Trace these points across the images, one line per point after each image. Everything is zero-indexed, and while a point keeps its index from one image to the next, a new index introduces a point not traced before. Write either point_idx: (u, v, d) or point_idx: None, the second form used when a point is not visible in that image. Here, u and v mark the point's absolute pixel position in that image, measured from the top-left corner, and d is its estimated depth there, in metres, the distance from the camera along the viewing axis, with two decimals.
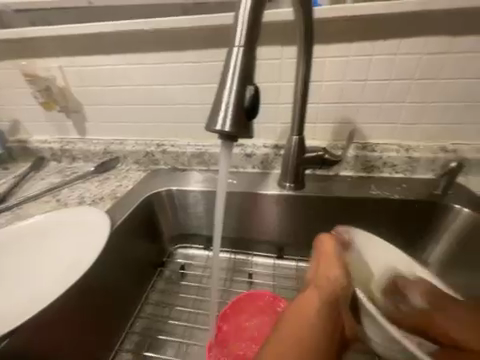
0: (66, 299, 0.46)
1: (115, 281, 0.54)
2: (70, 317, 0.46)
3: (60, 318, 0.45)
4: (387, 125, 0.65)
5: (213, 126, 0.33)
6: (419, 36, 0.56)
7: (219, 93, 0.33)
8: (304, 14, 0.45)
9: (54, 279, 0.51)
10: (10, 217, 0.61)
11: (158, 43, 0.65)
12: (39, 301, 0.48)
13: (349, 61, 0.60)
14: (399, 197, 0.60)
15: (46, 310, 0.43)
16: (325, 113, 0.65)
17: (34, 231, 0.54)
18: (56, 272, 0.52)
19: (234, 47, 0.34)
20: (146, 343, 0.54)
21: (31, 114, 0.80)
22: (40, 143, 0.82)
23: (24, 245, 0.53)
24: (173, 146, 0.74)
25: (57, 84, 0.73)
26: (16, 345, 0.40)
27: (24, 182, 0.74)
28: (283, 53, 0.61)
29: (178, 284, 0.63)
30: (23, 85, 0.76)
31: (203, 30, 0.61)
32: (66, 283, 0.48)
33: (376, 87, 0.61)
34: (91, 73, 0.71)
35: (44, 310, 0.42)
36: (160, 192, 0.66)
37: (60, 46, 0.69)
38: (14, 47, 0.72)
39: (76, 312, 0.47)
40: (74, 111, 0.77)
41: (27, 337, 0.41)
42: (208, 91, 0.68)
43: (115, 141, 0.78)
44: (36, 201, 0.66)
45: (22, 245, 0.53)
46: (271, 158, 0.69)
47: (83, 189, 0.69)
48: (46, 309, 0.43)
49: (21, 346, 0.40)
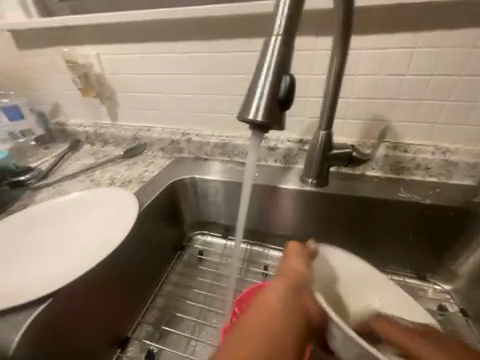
0: (98, 270, 0.48)
1: (140, 258, 0.58)
2: (103, 287, 0.50)
3: (95, 286, 0.48)
4: (424, 125, 0.60)
5: (246, 116, 0.33)
6: (473, 26, 0.50)
7: (254, 83, 0.33)
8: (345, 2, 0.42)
9: (84, 252, 0.54)
10: (51, 192, 0.67)
11: (190, 32, 0.65)
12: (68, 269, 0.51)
13: (388, 53, 0.56)
14: (431, 202, 0.57)
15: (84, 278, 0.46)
16: (356, 109, 0.62)
17: (71, 208, 0.60)
18: (87, 245, 0.55)
19: (271, 37, 0.33)
20: (165, 318, 0.57)
21: (70, 99, 0.86)
22: (77, 126, 0.88)
23: (61, 219, 0.59)
24: (197, 135, 0.76)
25: (95, 70, 0.77)
26: (57, 307, 0.42)
27: (63, 161, 0.81)
28: (316, 44, 0.58)
29: (195, 268, 0.66)
30: (64, 71, 0.82)
31: (235, 20, 0.61)
32: (96, 254, 0.51)
33: (415, 83, 0.57)
34: (125, 61, 0.74)
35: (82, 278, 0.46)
36: (183, 179, 0.69)
37: (99, 34, 0.73)
38: (58, 35, 0.77)
39: (107, 283, 0.50)
40: (108, 97, 0.81)
41: (66, 300, 0.44)
42: (236, 82, 0.68)
43: (144, 128, 0.82)
44: (72, 180, 0.71)
45: (59, 219, 0.59)
46: (294, 153, 0.68)
47: (114, 172, 0.73)
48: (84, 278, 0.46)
49: (57, 309, 0.42)
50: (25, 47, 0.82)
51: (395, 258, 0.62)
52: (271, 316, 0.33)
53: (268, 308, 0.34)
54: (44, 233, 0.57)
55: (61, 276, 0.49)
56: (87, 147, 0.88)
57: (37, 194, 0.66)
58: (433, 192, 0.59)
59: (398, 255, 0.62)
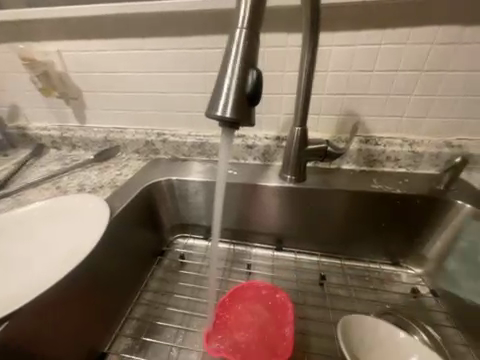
0: (67, 281, 0.45)
1: (115, 268, 0.55)
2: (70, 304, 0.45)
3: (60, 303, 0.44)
4: (392, 118, 0.63)
5: (214, 112, 0.32)
6: (431, 24, 0.53)
7: (221, 77, 0.32)
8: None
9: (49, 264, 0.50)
10: (11, 203, 0.61)
11: (159, 28, 0.63)
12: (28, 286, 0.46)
13: (356, 50, 0.58)
14: (401, 192, 0.60)
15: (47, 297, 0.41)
16: (330, 105, 0.64)
17: (34, 217, 0.54)
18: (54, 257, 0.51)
19: (236, 29, 0.32)
20: (145, 328, 0.54)
21: (30, 100, 0.79)
22: (40, 130, 0.81)
23: (22, 230, 0.53)
24: (173, 135, 0.74)
25: (57, 69, 0.71)
26: (14, 333, 0.37)
27: (25, 168, 0.74)
28: (288, 41, 0.59)
29: (177, 273, 0.64)
30: (21, 70, 0.75)
31: (206, 15, 0.59)
32: (65, 266, 0.47)
33: (382, 78, 0.60)
34: (91, 58, 0.69)
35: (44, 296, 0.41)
36: (160, 181, 0.66)
37: (59, 30, 0.67)
38: (10, 30, 0.70)
39: (75, 298, 0.46)
40: (73, 98, 0.76)
41: (25, 323, 0.39)
42: (210, 79, 0.66)
43: (116, 130, 0.77)
44: (35, 188, 0.65)
45: (20, 230, 0.53)
46: (272, 150, 0.69)
47: (83, 177, 0.68)
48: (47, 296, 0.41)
49: (15, 333, 0.37)
50: None
51: (372, 247, 0.65)
52: None
53: None
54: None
55: (22, 295, 0.44)
56: (53, 152, 0.81)
57: None
58: (403, 182, 0.62)
59: (374, 244, 0.65)
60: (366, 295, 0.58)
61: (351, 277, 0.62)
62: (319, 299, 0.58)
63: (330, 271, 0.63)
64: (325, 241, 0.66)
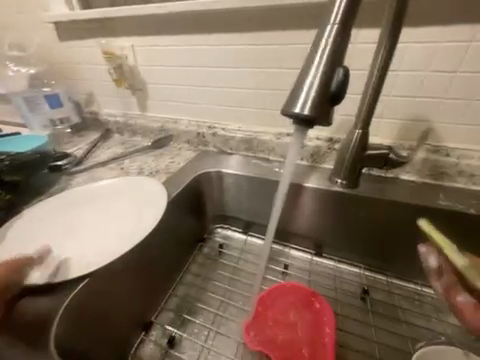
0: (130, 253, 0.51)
1: (165, 247, 0.60)
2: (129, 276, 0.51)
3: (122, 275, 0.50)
4: (473, 128, 0.55)
5: (291, 109, 0.32)
6: None
7: (303, 75, 0.32)
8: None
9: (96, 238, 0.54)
10: (85, 178, 0.71)
11: (224, 24, 0.65)
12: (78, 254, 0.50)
13: (438, 48, 0.51)
14: (474, 212, 0.52)
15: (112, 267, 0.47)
16: (395, 108, 0.58)
17: (100, 194, 0.62)
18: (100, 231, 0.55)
19: (326, 26, 0.31)
20: (185, 306, 0.59)
21: (104, 90, 0.89)
22: (108, 116, 0.92)
23: (90, 204, 0.61)
24: (224, 130, 0.76)
25: (129, 62, 0.79)
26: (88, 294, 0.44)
27: (95, 149, 0.85)
28: (356, 38, 0.55)
29: (216, 261, 0.67)
30: (100, 62, 0.85)
31: (272, 11, 0.59)
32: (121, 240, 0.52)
33: (467, 81, 0.52)
34: (158, 53, 0.75)
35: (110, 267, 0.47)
36: (209, 172, 0.70)
37: (135, 26, 0.74)
38: (96, 27, 0.80)
39: (132, 271, 0.52)
40: (139, 89, 0.83)
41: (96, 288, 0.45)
42: (267, 76, 0.66)
43: (171, 120, 0.83)
44: (103, 167, 0.75)
45: (89, 203, 0.61)
46: (323, 151, 0.66)
47: (142, 162, 0.76)
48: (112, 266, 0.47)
49: (90, 295, 0.44)
50: (65, 38, 0.86)
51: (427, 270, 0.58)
52: None
53: None
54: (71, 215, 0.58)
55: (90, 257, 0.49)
56: (117, 137, 0.91)
57: (73, 179, 0.70)
58: (478, 202, 0.54)
59: None
60: (416, 320, 0.53)
61: (398, 297, 0.57)
62: (361, 313, 0.55)
63: (374, 287, 0.59)
64: (372, 254, 0.62)
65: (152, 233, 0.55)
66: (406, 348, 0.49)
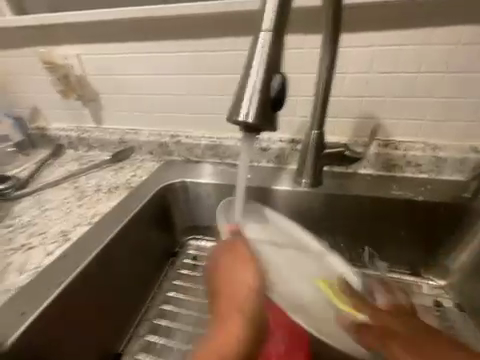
0: (73, 285, 0.44)
1: (130, 268, 0.55)
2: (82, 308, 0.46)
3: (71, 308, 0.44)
4: (414, 121, 0.60)
5: (236, 117, 0.31)
6: (459, 23, 0.51)
7: (243, 83, 0.32)
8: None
9: (30, 272, 0.46)
10: (31, 202, 0.63)
11: (176, 30, 0.63)
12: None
13: (377, 51, 0.56)
14: (423, 198, 0.58)
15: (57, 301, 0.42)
16: (348, 107, 0.62)
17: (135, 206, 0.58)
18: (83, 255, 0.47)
19: (261, 33, 0.32)
20: (159, 329, 0.55)
21: (50, 102, 0.81)
22: (58, 131, 0.84)
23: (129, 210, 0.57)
24: (187, 137, 0.74)
25: (76, 72, 0.73)
26: (29, 338, 0.38)
27: (44, 168, 0.76)
28: (305, 42, 0.58)
29: (189, 275, 0.63)
30: (43, 73, 0.77)
31: (224, 18, 0.60)
32: (50, 274, 0.44)
33: (405, 80, 0.57)
34: (109, 61, 0.70)
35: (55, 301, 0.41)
36: (174, 183, 0.66)
37: (80, 33, 0.69)
38: (34, 35, 0.72)
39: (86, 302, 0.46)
40: (91, 100, 0.77)
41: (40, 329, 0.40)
42: (225, 82, 0.66)
43: (130, 131, 0.78)
44: (54, 188, 0.67)
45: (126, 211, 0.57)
46: (287, 153, 0.67)
47: (99, 178, 0.70)
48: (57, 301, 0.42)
49: (32, 339, 0.39)
50: None
51: (391, 255, 0.62)
52: None
53: None
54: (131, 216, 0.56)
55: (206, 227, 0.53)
56: (70, 153, 0.83)
57: (17, 205, 0.62)
58: (425, 188, 0.60)
59: (394, 252, 0.61)
60: None
61: None
62: None
63: None
64: (341, 248, 0.64)
65: (105, 253, 0.50)
66: None
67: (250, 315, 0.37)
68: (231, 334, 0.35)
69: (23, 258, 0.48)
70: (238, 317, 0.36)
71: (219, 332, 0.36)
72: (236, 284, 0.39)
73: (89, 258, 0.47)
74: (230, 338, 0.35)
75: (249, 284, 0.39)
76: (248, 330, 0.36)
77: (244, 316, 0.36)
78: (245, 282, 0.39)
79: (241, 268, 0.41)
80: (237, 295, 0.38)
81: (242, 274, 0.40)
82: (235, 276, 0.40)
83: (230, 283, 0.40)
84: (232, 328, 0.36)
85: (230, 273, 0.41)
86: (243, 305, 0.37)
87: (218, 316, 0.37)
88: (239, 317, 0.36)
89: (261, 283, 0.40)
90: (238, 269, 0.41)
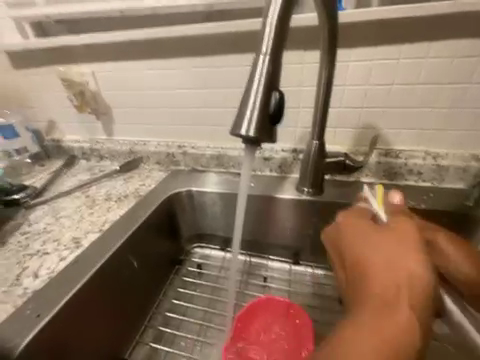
0: (84, 288, 0.46)
1: (138, 274, 0.57)
2: (91, 313, 0.47)
3: (82, 311, 0.45)
4: (413, 131, 0.62)
5: (238, 131, 0.34)
6: (452, 38, 0.54)
7: (244, 99, 0.34)
8: (329, 17, 0.44)
9: (44, 277, 0.48)
10: (46, 210, 0.66)
11: (184, 48, 0.68)
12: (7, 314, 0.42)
13: (374, 65, 0.58)
14: (425, 207, 0.59)
15: (69, 305, 0.43)
16: (347, 118, 0.64)
17: (145, 206, 0.63)
18: (94, 261, 0.49)
19: (260, 55, 0.34)
20: (163, 336, 0.56)
21: (66, 116, 0.87)
22: (72, 142, 0.88)
23: (141, 212, 0.61)
24: (193, 148, 0.77)
25: (90, 88, 0.78)
26: (42, 341, 0.40)
27: (58, 178, 0.80)
28: (305, 58, 0.61)
29: (194, 283, 0.64)
30: (60, 89, 0.83)
31: (228, 37, 0.64)
32: (62, 280, 0.46)
33: (402, 91, 0.59)
34: (121, 77, 0.75)
35: (67, 304, 0.43)
36: (181, 192, 0.69)
37: (95, 53, 0.75)
38: (54, 55, 0.78)
39: (95, 308, 0.48)
40: (103, 113, 0.82)
41: (50, 333, 0.41)
42: (229, 95, 0.70)
43: (139, 142, 0.82)
44: (67, 197, 0.71)
45: (138, 213, 0.61)
46: (289, 162, 0.69)
47: (110, 187, 0.73)
48: (69, 304, 0.43)
49: (44, 342, 0.40)
50: (21, 67, 0.83)
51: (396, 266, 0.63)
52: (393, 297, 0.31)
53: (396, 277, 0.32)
54: (145, 215, 0.60)
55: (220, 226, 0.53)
56: (83, 163, 0.88)
57: (33, 213, 0.66)
58: (427, 197, 0.61)
59: None
60: None
61: None
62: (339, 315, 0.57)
63: None
64: None
65: (114, 259, 0.52)
66: None
67: (405, 342, 0.28)
68: (409, 329, 0.29)
69: (36, 263, 0.51)
70: (423, 310, 0.30)
71: (378, 321, 0.29)
72: (402, 276, 0.32)
73: (99, 263, 0.49)
74: (382, 336, 0.28)
75: (402, 281, 0.32)
76: (373, 318, 0.29)
77: (414, 332, 0.28)
78: (404, 268, 0.32)
79: (412, 244, 0.34)
80: (402, 273, 0.32)
81: (407, 255, 0.33)
82: (394, 250, 0.34)
83: (393, 267, 0.33)
84: (394, 307, 0.30)
85: (386, 254, 0.34)
86: (396, 323, 0.29)
87: (382, 301, 0.31)
88: (401, 310, 0.30)
89: (427, 295, 0.31)
90: (399, 251, 0.34)
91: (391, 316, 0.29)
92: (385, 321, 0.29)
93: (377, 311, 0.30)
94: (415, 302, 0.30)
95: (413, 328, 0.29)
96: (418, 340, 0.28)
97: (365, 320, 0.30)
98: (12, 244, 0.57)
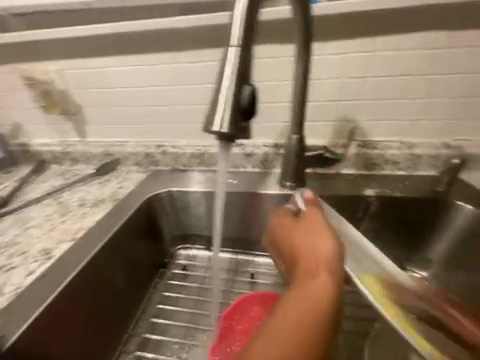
0: (57, 300, 0.43)
1: (119, 281, 0.55)
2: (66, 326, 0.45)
3: (55, 325, 0.43)
4: (388, 121, 0.64)
5: (210, 127, 0.33)
6: (419, 30, 0.56)
7: (216, 94, 0.33)
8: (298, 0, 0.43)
9: (11, 293, 0.44)
10: (13, 220, 0.61)
11: (157, 43, 0.65)
12: None
13: (349, 58, 0.59)
14: (401, 195, 0.61)
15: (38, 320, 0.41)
16: (326, 111, 0.64)
17: (123, 209, 0.60)
18: (67, 271, 0.46)
19: (230, 47, 0.33)
20: (149, 343, 0.54)
21: (32, 118, 0.80)
22: (41, 146, 0.82)
23: (120, 215, 0.58)
24: (173, 147, 0.75)
25: (57, 87, 0.73)
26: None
27: (27, 185, 0.75)
28: (281, 51, 0.60)
29: (179, 285, 0.63)
30: (23, 89, 0.76)
31: (202, 30, 0.62)
32: (32, 294, 0.43)
33: (376, 84, 0.61)
34: (90, 75, 0.71)
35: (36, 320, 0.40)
36: (161, 193, 0.67)
37: (60, 49, 0.70)
38: (14, 52, 0.72)
39: (70, 320, 0.45)
40: (73, 114, 0.77)
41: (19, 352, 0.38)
42: (207, 91, 0.68)
43: (115, 143, 0.78)
44: (37, 205, 0.66)
45: (115, 217, 0.58)
46: (271, 157, 0.69)
47: (84, 192, 0.69)
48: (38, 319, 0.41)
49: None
50: None
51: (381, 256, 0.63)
52: (310, 278, 0.35)
53: (309, 258, 0.38)
54: (124, 219, 0.58)
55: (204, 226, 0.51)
56: (54, 168, 0.82)
57: None
58: (403, 185, 0.63)
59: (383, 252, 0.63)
60: None
61: None
62: None
63: None
64: None
65: (90, 266, 0.49)
66: (365, 329, 0.53)
67: (315, 315, 0.31)
68: (318, 299, 0.33)
69: (3, 278, 0.47)
70: (326, 284, 0.34)
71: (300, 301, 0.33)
72: (319, 256, 0.37)
73: (73, 272, 0.46)
74: (306, 310, 0.32)
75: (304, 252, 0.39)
76: (296, 295, 0.33)
77: (326, 301, 0.32)
78: (321, 251, 0.38)
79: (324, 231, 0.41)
80: (319, 253, 0.38)
81: (319, 239, 0.39)
82: (319, 232, 0.41)
83: (311, 252, 0.39)
84: (311, 282, 0.34)
85: (307, 240, 0.40)
86: (316, 291, 0.33)
87: (305, 276, 0.36)
88: (316, 282, 0.34)
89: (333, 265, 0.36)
90: (321, 240, 0.39)
91: (307, 288, 0.34)
92: (308, 292, 0.33)
93: (302, 288, 0.34)
94: (327, 268, 0.36)
95: (322, 298, 0.33)
96: (328, 306, 0.32)
97: (293, 294, 0.34)
98: None
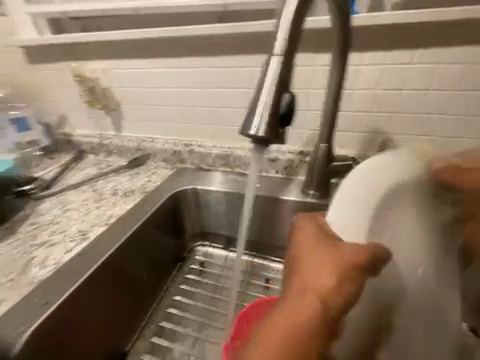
0: (89, 279, 0.47)
1: (142, 268, 0.58)
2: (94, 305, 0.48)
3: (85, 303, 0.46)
4: (423, 137, 0.61)
5: (247, 131, 0.34)
6: (466, 44, 0.53)
7: (255, 99, 0.34)
8: (339, 9, 0.43)
9: (50, 267, 0.49)
10: (54, 202, 0.67)
11: (195, 48, 0.68)
12: (15, 303, 0.43)
13: (385, 69, 0.58)
14: None
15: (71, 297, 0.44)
16: (356, 121, 0.63)
17: (152, 201, 0.64)
18: (99, 253, 0.50)
19: (273, 56, 0.35)
20: (164, 332, 0.56)
21: (77, 111, 0.88)
22: (82, 137, 0.90)
23: (148, 206, 0.62)
24: (199, 146, 0.78)
25: (102, 84, 0.80)
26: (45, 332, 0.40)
27: (67, 171, 0.82)
28: (316, 60, 0.61)
29: (196, 280, 0.64)
30: (72, 84, 0.84)
31: (239, 37, 0.64)
32: (69, 271, 0.47)
33: (413, 97, 0.58)
34: (131, 74, 0.77)
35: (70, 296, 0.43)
36: (187, 189, 0.69)
37: (107, 50, 0.76)
38: (68, 51, 0.80)
39: (97, 300, 0.48)
40: (113, 109, 0.83)
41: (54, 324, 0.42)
42: (238, 95, 0.70)
43: (147, 139, 0.83)
44: (75, 190, 0.72)
45: (144, 208, 0.62)
46: (295, 164, 0.69)
47: (116, 182, 0.74)
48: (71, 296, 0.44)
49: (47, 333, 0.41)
50: (35, 61, 0.85)
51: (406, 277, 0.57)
52: (286, 322, 0.30)
53: (302, 295, 0.31)
54: (152, 210, 0.61)
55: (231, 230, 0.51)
56: (91, 158, 0.89)
57: (41, 204, 0.67)
58: None
59: None
60: None
61: None
62: None
63: None
64: None
65: (119, 252, 0.52)
66: None
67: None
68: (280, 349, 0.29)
69: (44, 253, 0.52)
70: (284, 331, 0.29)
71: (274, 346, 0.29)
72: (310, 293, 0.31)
73: (104, 255, 0.50)
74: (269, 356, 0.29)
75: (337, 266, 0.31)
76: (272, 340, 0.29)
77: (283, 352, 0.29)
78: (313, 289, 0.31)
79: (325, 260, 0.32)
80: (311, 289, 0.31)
81: (312, 275, 0.31)
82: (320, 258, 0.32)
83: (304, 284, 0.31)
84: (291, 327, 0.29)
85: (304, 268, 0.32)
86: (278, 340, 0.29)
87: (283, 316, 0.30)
88: (283, 326, 0.30)
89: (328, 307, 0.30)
90: (317, 275, 0.31)
91: (277, 332, 0.30)
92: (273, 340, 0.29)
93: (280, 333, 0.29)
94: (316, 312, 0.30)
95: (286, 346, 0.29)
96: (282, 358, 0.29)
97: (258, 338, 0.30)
98: (21, 234, 0.58)
